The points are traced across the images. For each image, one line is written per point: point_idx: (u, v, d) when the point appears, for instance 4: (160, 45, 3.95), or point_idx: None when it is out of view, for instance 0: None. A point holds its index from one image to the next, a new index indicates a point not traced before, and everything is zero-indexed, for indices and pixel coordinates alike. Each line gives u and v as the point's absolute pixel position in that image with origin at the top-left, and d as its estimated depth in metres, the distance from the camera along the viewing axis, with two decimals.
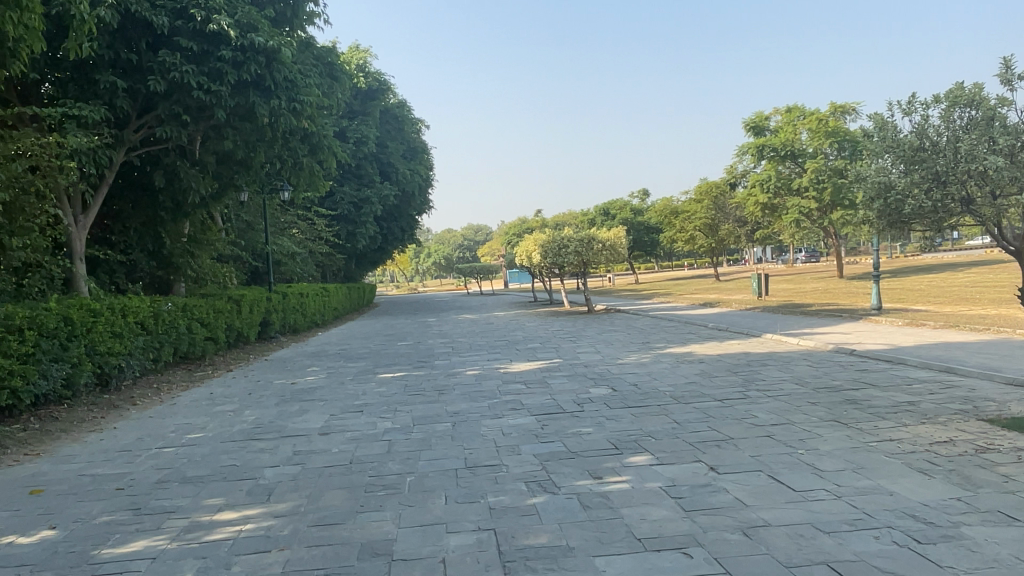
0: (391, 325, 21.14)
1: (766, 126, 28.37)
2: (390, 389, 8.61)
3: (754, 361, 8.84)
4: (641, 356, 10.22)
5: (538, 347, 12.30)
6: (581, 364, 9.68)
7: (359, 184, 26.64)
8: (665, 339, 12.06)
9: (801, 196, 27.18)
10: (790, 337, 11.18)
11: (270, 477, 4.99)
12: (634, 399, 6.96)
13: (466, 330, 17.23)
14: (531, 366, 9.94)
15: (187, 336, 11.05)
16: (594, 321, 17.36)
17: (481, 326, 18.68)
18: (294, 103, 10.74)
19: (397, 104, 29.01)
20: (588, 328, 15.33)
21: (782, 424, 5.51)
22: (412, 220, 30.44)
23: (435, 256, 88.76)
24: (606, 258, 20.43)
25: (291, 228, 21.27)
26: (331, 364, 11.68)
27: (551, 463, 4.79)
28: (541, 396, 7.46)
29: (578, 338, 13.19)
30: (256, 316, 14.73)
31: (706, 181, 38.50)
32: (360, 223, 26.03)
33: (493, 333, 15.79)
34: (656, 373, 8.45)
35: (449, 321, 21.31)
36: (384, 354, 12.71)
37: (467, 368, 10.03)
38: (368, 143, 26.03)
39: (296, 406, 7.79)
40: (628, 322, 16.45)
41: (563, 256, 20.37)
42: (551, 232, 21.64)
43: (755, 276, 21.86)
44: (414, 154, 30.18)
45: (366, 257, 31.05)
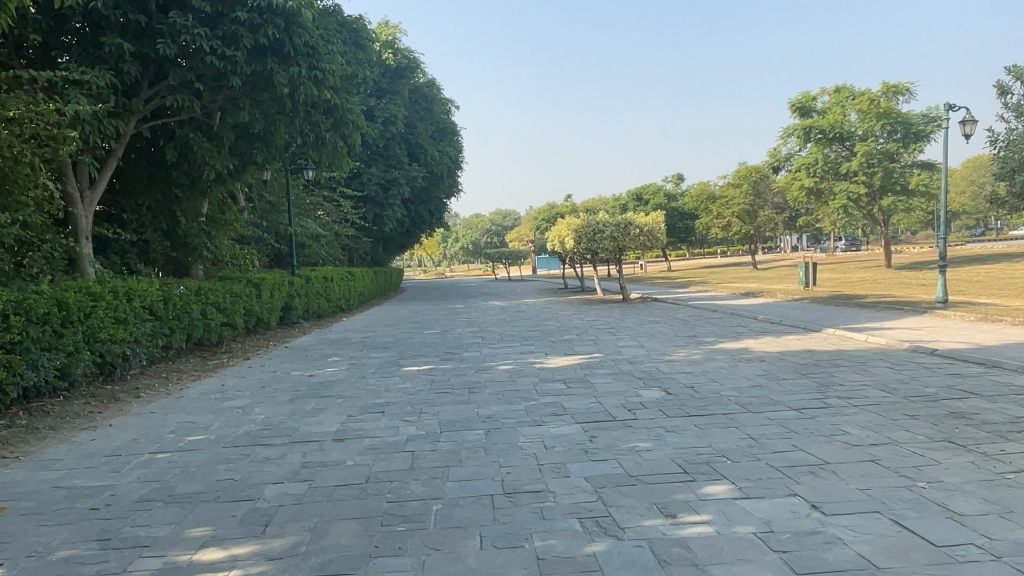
0: (418, 312, 20.37)
1: (814, 107, 26.93)
2: (414, 386, 7.77)
3: (823, 361, 7.86)
4: (691, 350, 9.27)
5: (575, 339, 11.40)
6: (625, 360, 8.76)
7: (386, 165, 25.87)
8: (714, 332, 11.07)
9: (849, 180, 25.80)
10: (856, 333, 10.13)
11: (270, 498, 4.17)
12: (694, 405, 6.04)
13: (497, 318, 16.37)
14: (570, 361, 9.04)
15: (201, 322, 10.34)
16: (632, 311, 16.39)
17: (511, 313, 17.81)
18: (316, 72, 9.93)
19: (427, 83, 28.16)
20: (627, 318, 14.37)
21: (883, 445, 4.56)
22: (442, 203, 29.61)
23: (464, 240, 88.01)
24: (644, 244, 19.42)
25: (316, 209, 20.58)
26: (355, 354, 10.90)
27: (608, 492, 3.91)
28: (585, 398, 6.57)
29: (618, 330, 12.26)
30: (278, 301, 14.04)
31: (745, 165, 37.06)
32: (388, 206, 25.25)
33: (525, 322, 14.91)
34: (713, 373, 7.50)
35: (478, 308, 20.48)
36: (410, 344, 11.91)
37: (499, 363, 9.17)
38: (397, 123, 25.26)
39: (310, 403, 6.99)
40: (668, 312, 15.46)
41: (598, 241, 19.38)
42: (586, 216, 20.67)
43: (801, 265, 20.67)
44: (443, 135, 29.33)
45: (394, 241, 30.31)
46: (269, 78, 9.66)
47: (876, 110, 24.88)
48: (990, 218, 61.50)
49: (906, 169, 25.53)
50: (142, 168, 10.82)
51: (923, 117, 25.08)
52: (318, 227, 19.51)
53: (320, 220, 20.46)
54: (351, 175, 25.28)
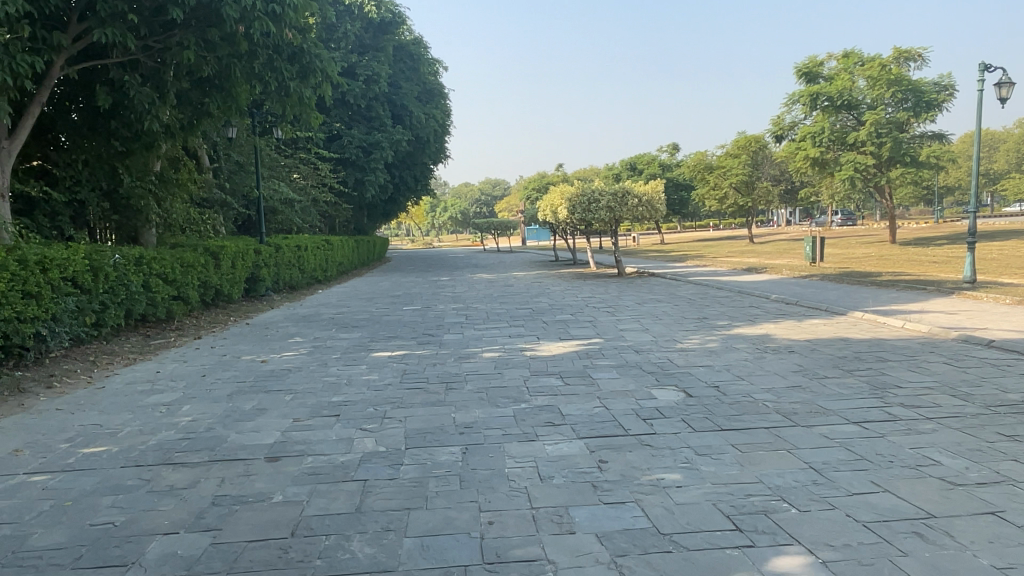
0: (401, 284, 19.05)
1: (820, 72, 25.50)
2: (381, 378, 6.52)
3: (865, 354, 6.68)
4: (706, 337, 8.06)
5: (571, 319, 10.17)
6: (631, 347, 7.55)
7: (368, 127, 24.36)
8: (726, 314, 9.86)
9: (856, 151, 24.54)
10: (888, 318, 8.95)
11: (149, 562, 2.93)
12: (725, 414, 4.83)
13: (483, 293, 15.09)
14: (565, 347, 7.81)
15: (143, 296, 9.03)
16: (629, 288, 15.15)
17: (499, 287, 16.54)
18: (273, 6, 8.56)
19: (413, 40, 26.50)
20: (625, 296, 13.15)
21: (998, 488, 3.37)
22: (428, 169, 28.12)
23: (452, 209, 86.18)
24: (643, 215, 18.13)
25: (290, 171, 19.21)
26: (323, 333, 9.65)
27: (633, 567, 2.69)
28: (587, 401, 5.35)
29: (618, 309, 11.03)
30: (241, 271, 12.72)
31: (745, 134, 35.68)
32: (370, 171, 23.76)
33: (514, 298, 13.66)
34: (738, 368, 6.30)
35: (464, 281, 19.18)
36: (385, 322, 10.65)
37: (484, 348, 7.93)
38: (380, 82, 23.70)
39: (252, 401, 5.73)
40: (670, 289, 14.22)
41: (594, 211, 18.04)
42: (580, 184, 19.32)
43: (807, 239, 19.47)
44: (430, 97, 27.76)
45: (377, 208, 28.85)
46: (219, 10, 8.30)
47: (887, 77, 23.47)
48: (987, 192, 60.47)
49: (915, 139, 24.27)
50: (75, 117, 9.41)
51: (935, 86, 23.65)
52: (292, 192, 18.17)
53: (293, 184, 19.05)
54: (330, 135, 23.79)
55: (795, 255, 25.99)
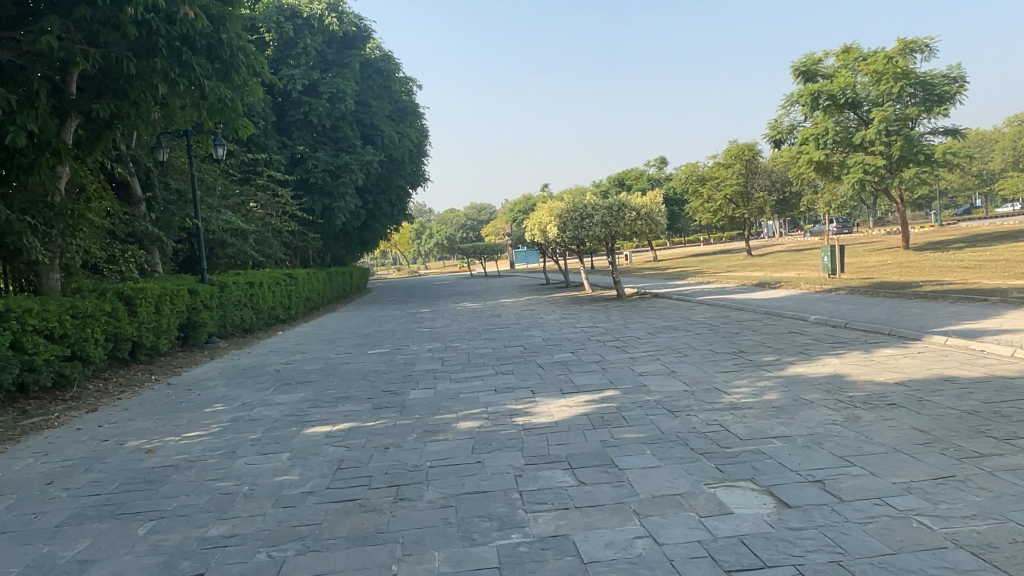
0: (375, 320, 16.94)
1: (819, 70, 23.76)
2: (302, 480, 4.37)
3: (1007, 407, 4.62)
4: (760, 384, 5.97)
5: (572, 360, 8.07)
6: (662, 405, 5.45)
7: (335, 149, 22.30)
8: (770, 345, 7.78)
9: (864, 151, 22.74)
10: (983, 343, 6.92)
11: None
12: (871, 555, 2.74)
13: (465, 327, 12.97)
14: (572, 407, 5.70)
15: (9, 362, 6.86)
16: (634, 313, 13.09)
17: (484, 319, 14.45)
18: None
19: (381, 56, 24.66)
20: (633, 324, 11.08)
21: None
22: (404, 193, 26.10)
23: (437, 236, 84.10)
24: (642, 230, 16.11)
25: (243, 201, 17.13)
26: (254, 396, 7.49)
27: None
28: (620, 524, 3.23)
29: (630, 343, 8.96)
30: (172, 317, 10.61)
31: (737, 142, 33.96)
32: (339, 197, 21.68)
33: (501, 333, 11.56)
34: (834, 441, 4.21)
35: (445, 312, 17.10)
36: (339, 375, 8.49)
37: (460, 414, 5.80)
38: (346, 100, 21.76)
39: (80, 544, 3.58)
40: (683, 313, 12.14)
41: (587, 228, 16.01)
42: (570, 199, 17.31)
43: (824, 248, 17.51)
44: (402, 116, 25.89)
45: (351, 237, 26.75)
46: None
47: (893, 71, 21.72)
48: (980, 193, 59.37)
49: (926, 136, 22.55)
50: None
51: (944, 77, 21.92)
52: (244, 221, 16.13)
53: (246, 215, 16.94)
54: (293, 160, 21.70)
55: (804, 266, 24.09)
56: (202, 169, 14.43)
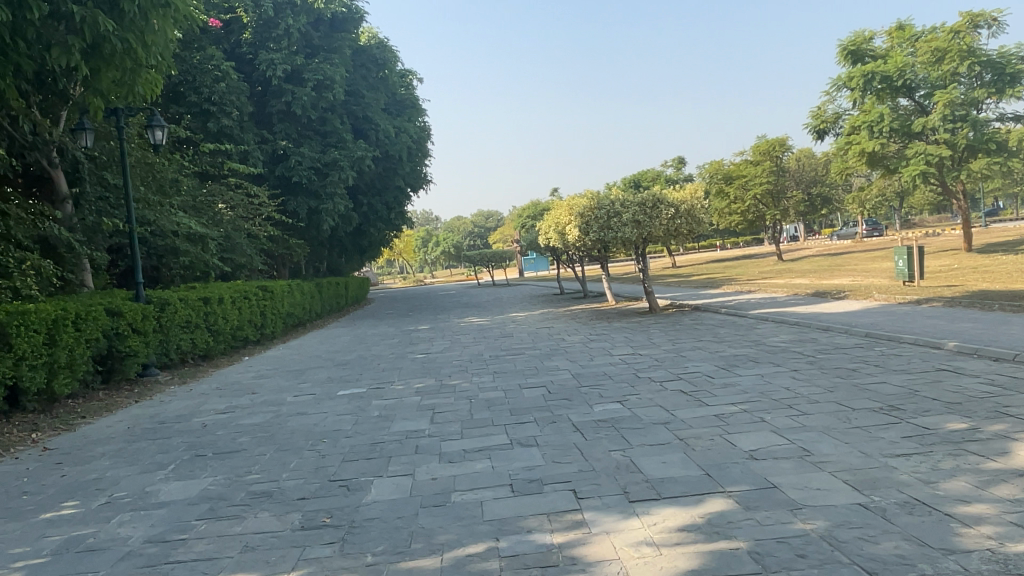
0: (364, 340, 14.26)
1: (868, 50, 21.05)
2: None
3: None
4: (1003, 497, 3.23)
5: (628, 416, 5.33)
6: (851, 558, 2.71)
7: (323, 144, 19.70)
8: (934, 398, 5.05)
9: (925, 141, 19.85)
10: None
11: None
12: None
13: (470, 353, 10.27)
14: (665, 547, 2.96)
15: None
16: (682, 333, 10.35)
17: (494, 341, 11.73)
18: None
19: (376, 42, 22.16)
20: (689, 351, 8.34)
21: None
22: (403, 193, 23.43)
23: (443, 244, 81.25)
24: (681, 229, 13.39)
25: (202, 201, 14.62)
26: (137, 485, 4.78)
27: None
28: None
29: (706, 385, 6.21)
30: (80, 349, 7.96)
31: (766, 138, 31.22)
32: (327, 198, 19.04)
33: (516, 362, 8.85)
34: None
35: (446, 330, 14.41)
36: (281, 439, 5.78)
37: (447, 559, 3.07)
38: (334, 88, 19.19)
39: None
40: (750, 335, 9.40)
41: (615, 229, 13.29)
42: (593, 194, 14.58)
43: (897, 251, 14.70)
44: (400, 108, 23.32)
45: (346, 244, 24.09)
46: None
47: (958, 48, 18.96)
48: (1010, 192, 56.38)
49: (997, 122, 19.67)
50: None
51: (1017, 55, 19.10)
52: (203, 224, 13.57)
53: (207, 216, 14.39)
54: (274, 157, 19.14)
55: (853, 272, 21.26)
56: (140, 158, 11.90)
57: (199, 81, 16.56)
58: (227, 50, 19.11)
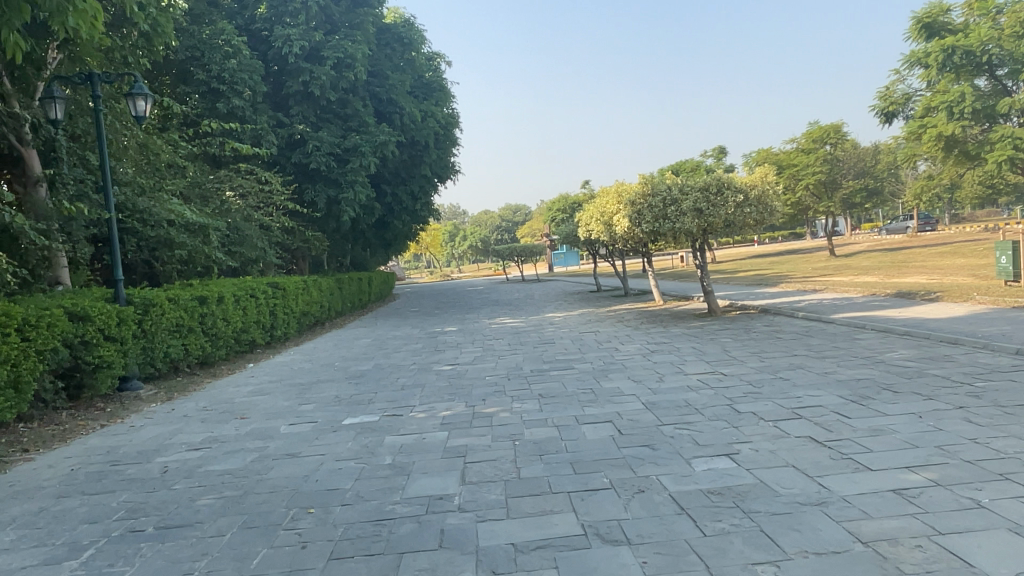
0: (383, 344, 12.65)
1: (947, 22, 18.92)
2: None
3: None
4: None
5: (755, 486, 3.59)
6: None
7: (343, 128, 18.13)
8: None
9: (1014, 123, 17.58)
10: None
11: None
12: None
13: (507, 365, 8.60)
14: None
15: None
16: (763, 343, 8.56)
17: (533, 349, 10.04)
18: None
19: (402, 21, 20.57)
20: (789, 372, 6.55)
21: None
22: (430, 183, 21.80)
23: (471, 238, 79.61)
24: (749, 219, 11.61)
25: (208, 188, 13.34)
26: None
27: None
28: None
29: (846, 433, 4.44)
30: (26, 361, 6.39)
31: (818, 123, 29.32)
32: (348, 187, 17.46)
33: (566, 381, 7.15)
34: None
35: (476, 334, 12.77)
36: (253, 503, 4.15)
37: None
38: (356, 67, 17.57)
39: None
40: (855, 349, 7.59)
41: (673, 220, 11.57)
42: (644, 179, 12.81)
43: (998, 246, 12.66)
44: (428, 92, 21.71)
45: (369, 238, 22.56)
46: None
47: None
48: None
49: None
50: None
51: None
52: (203, 212, 12.06)
53: (212, 205, 12.92)
54: (291, 141, 17.66)
55: (927, 269, 19.17)
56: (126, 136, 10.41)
57: (207, 57, 15.13)
58: (240, 26, 17.61)
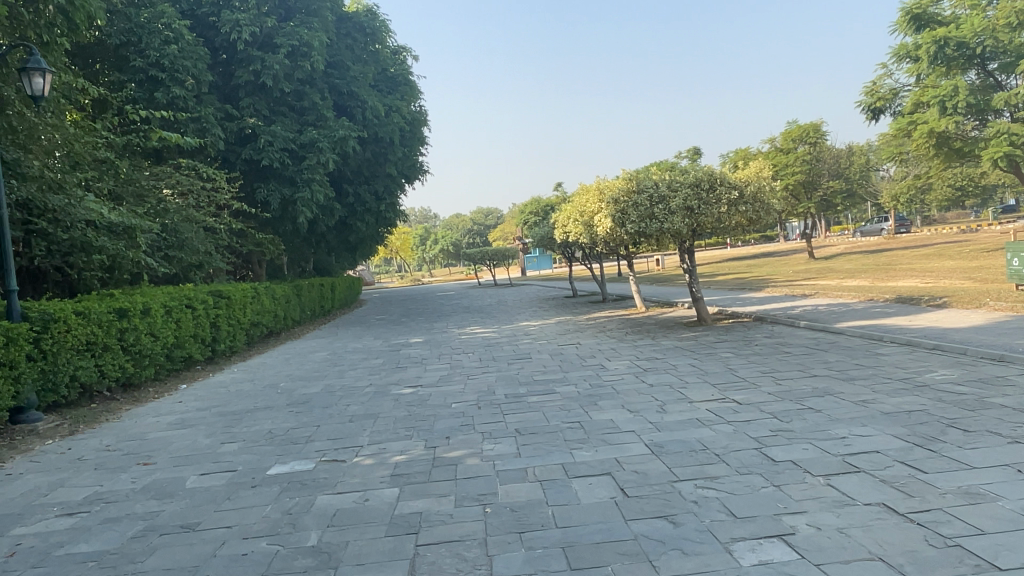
0: (339, 359, 11.31)
1: (936, 13, 18.14)
2: None
3: None
4: None
5: None
6: None
7: (299, 122, 16.77)
8: None
9: (1009, 118, 16.77)
10: None
11: None
12: None
13: (476, 388, 7.34)
14: None
15: None
16: (771, 359, 7.43)
17: (507, 365, 8.79)
18: None
19: (364, 9, 19.25)
20: (817, 400, 5.40)
21: None
22: (396, 182, 20.47)
23: (441, 242, 78.17)
24: (744, 219, 10.51)
25: (144, 186, 12.01)
26: None
27: None
28: None
29: (934, 501, 3.28)
30: None
31: (797, 124, 28.38)
32: (304, 186, 16.08)
33: (547, 411, 5.91)
34: None
35: (443, 346, 11.49)
36: None
37: None
38: (312, 56, 16.22)
39: None
40: (884, 368, 6.49)
41: (659, 220, 10.43)
42: (627, 175, 11.63)
43: (1007, 248, 11.75)
44: (393, 85, 20.40)
45: (330, 241, 21.19)
46: None
47: None
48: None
49: None
50: None
51: None
52: (130, 212, 10.65)
53: (145, 205, 11.53)
54: (242, 136, 16.28)
55: (917, 273, 18.35)
56: (32, 122, 8.90)
57: (144, 42, 13.68)
58: (185, 10, 16.12)
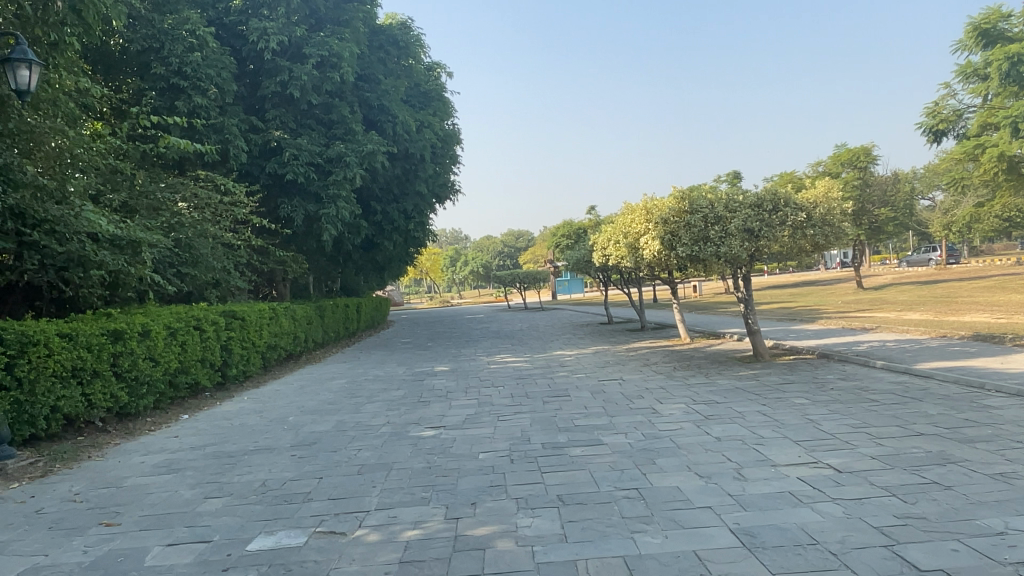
0: (358, 389, 10.36)
1: (1006, 29, 16.93)
2: None
3: None
4: None
5: None
6: None
7: (327, 136, 16.04)
8: None
9: None
10: None
11: None
12: None
13: (508, 434, 6.31)
14: None
15: None
16: (858, 409, 6.29)
17: (543, 405, 7.74)
18: None
19: (398, 23, 18.58)
20: (941, 473, 4.26)
21: None
22: (426, 201, 19.65)
23: (472, 264, 77.54)
24: (810, 244, 9.39)
25: (158, 199, 11.27)
26: None
27: None
28: None
29: None
30: None
31: (846, 146, 27.37)
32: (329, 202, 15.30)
33: (595, 471, 4.85)
34: None
35: (471, 378, 10.49)
36: None
37: None
38: (342, 68, 15.50)
39: None
40: (1008, 427, 5.32)
41: (714, 243, 9.37)
42: (676, 194, 10.61)
43: None
44: (426, 101, 19.66)
45: (356, 261, 20.42)
46: None
47: None
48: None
49: None
50: None
51: None
52: (138, 224, 9.87)
53: (156, 218, 10.76)
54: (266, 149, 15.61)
55: (984, 306, 16.93)
56: (30, 124, 8.11)
57: (166, 49, 13.06)
58: (212, 18, 15.58)
